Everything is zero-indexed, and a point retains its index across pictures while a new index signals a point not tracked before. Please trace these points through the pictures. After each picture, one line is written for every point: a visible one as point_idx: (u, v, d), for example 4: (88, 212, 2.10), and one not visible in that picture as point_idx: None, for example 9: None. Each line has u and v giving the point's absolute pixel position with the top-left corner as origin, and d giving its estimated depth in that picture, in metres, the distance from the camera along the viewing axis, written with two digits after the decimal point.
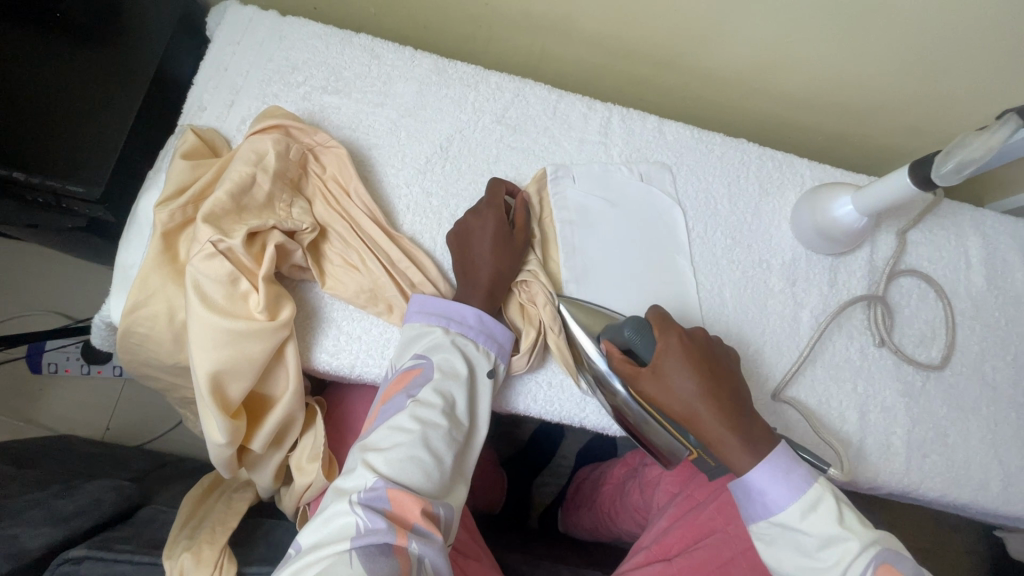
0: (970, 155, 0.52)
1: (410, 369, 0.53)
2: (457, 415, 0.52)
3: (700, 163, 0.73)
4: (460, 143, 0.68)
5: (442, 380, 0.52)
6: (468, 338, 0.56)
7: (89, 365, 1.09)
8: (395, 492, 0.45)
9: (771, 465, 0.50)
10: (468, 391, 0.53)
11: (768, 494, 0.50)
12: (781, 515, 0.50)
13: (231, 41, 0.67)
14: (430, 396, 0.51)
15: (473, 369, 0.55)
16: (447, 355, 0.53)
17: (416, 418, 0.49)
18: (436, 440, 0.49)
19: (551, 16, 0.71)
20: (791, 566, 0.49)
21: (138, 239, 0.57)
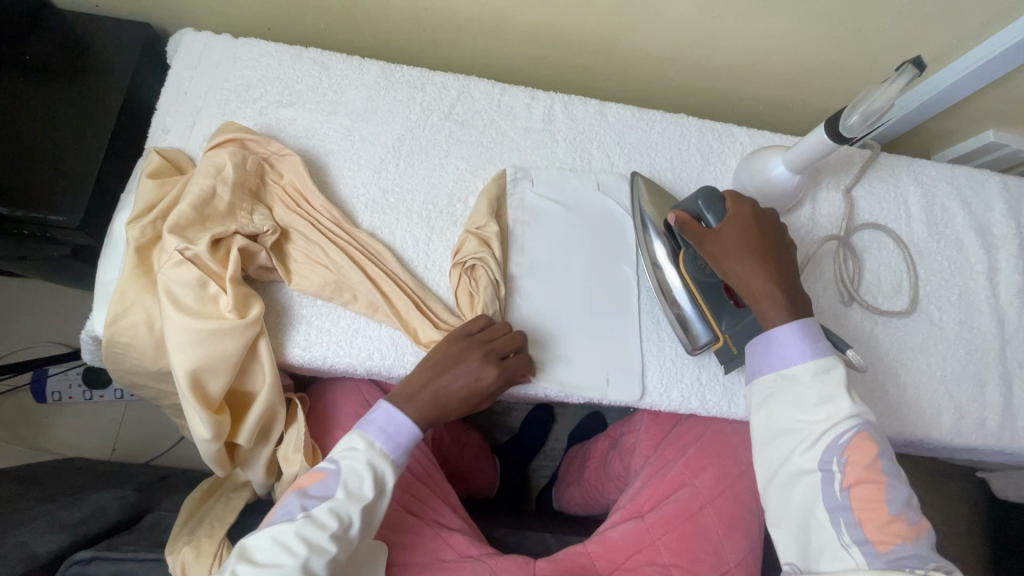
0: (872, 106, 0.58)
1: (317, 473, 0.55)
2: (348, 538, 0.53)
3: (643, 140, 0.77)
4: (411, 141, 0.72)
5: (342, 502, 0.53)
6: (381, 451, 0.56)
7: (91, 390, 1.14)
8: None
9: (799, 333, 0.55)
10: (366, 515, 0.54)
11: (786, 350, 0.55)
12: (792, 368, 0.54)
13: (188, 65, 0.71)
14: (324, 517, 0.52)
15: (381, 490, 0.55)
16: (356, 471, 0.54)
17: (301, 538, 0.51)
18: (316, 564, 0.51)
19: (487, 16, 0.75)
20: (783, 418, 0.54)
21: (115, 256, 0.62)
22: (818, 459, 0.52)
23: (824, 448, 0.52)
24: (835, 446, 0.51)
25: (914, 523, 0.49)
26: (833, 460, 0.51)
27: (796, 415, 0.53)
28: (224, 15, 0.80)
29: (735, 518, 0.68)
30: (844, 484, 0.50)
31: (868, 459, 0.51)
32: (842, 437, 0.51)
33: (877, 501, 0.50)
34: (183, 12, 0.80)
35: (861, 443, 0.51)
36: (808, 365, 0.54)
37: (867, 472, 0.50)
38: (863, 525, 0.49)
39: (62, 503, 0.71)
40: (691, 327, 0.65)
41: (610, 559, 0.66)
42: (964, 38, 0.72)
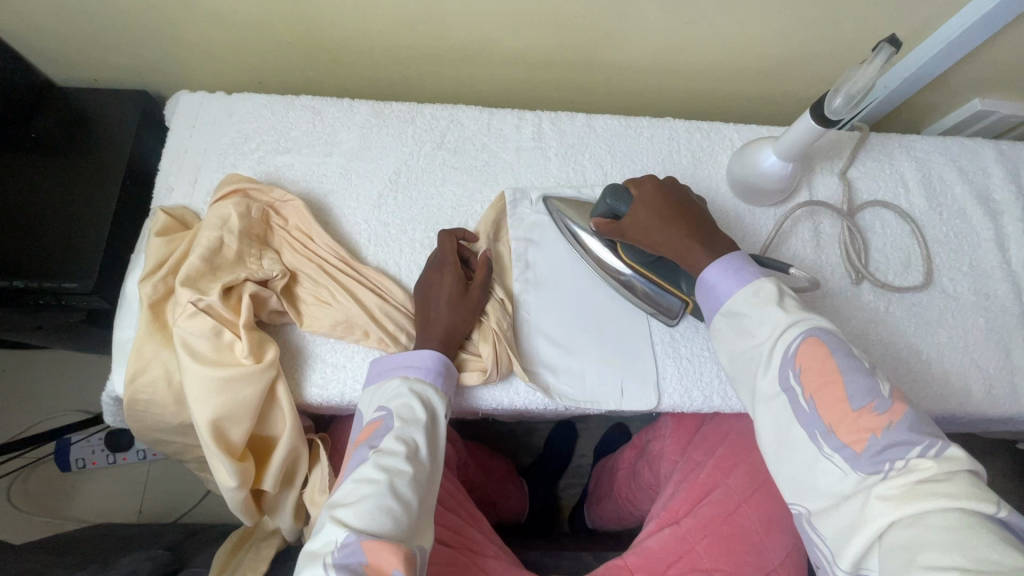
0: (854, 86, 0.58)
1: (373, 422, 0.55)
2: (421, 459, 0.53)
3: (633, 146, 0.78)
4: (407, 173, 0.73)
5: (402, 428, 0.53)
6: (423, 383, 0.57)
7: (115, 454, 1.14)
8: (369, 543, 0.45)
9: (726, 266, 0.54)
10: (429, 435, 0.54)
11: (720, 286, 0.54)
12: (729, 304, 0.53)
13: (187, 124, 0.74)
14: (392, 444, 0.52)
15: (432, 413, 0.56)
16: (405, 403, 0.55)
17: (380, 467, 0.50)
18: (402, 485, 0.50)
19: (469, 45, 0.77)
20: (738, 350, 0.53)
21: (130, 315, 0.63)
22: (777, 377, 0.49)
23: (778, 365, 0.49)
24: (787, 360, 0.49)
25: (884, 409, 0.44)
26: (790, 373, 0.49)
27: (745, 344, 0.52)
28: (217, 74, 0.83)
29: (774, 515, 0.66)
30: (806, 395, 0.47)
31: (820, 360, 0.47)
32: (792, 344, 0.49)
33: (839, 402, 0.46)
34: (178, 75, 0.83)
35: (811, 349, 0.48)
36: (744, 297, 0.53)
37: (823, 376, 0.47)
38: (835, 432, 0.45)
39: (94, 570, 0.71)
40: (660, 300, 0.66)
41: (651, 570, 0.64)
42: (939, 11, 0.74)
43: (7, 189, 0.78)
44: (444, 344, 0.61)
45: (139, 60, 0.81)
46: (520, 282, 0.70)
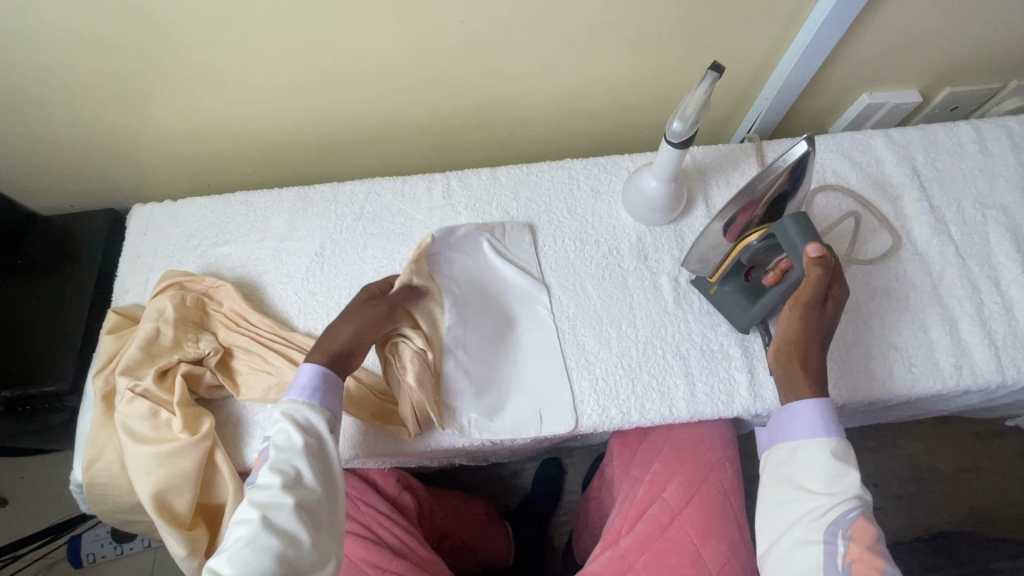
0: (687, 110, 0.63)
1: (260, 456, 0.58)
2: (302, 485, 0.55)
3: (535, 188, 0.84)
4: (331, 245, 0.81)
5: (278, 458, 0.56)
6: (300, 403, 0.60)
7: (121, 545, 1.20)
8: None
9: (822, 409, 0.58)
10: (309, 459, 0.57)
11: (806, 422, 0.59)
12: (801, 441, 0.59)
13: (140, 233, 0.84)
14: (267, 478, 0.55)
15: (315, 433, 0.59)
16: (280, 431, 0.57)
17: (254, 505, 0.53)
18: (278, 517, 0.52)
19: (378, 126, 0.87)
20: (794, 485, 0.57)
21: (88, 408, 0.70)
22: (823, 530, 0.53)
23: (832, 523, 0.53)
24: (841, 522, 0.53)
25: None
26: (838, 533, 0.53)
27: (813, 485, 0.56)
28: (170, 184, 0.95)
29: (709, 522, 0.67)
30: (846, 557, 0.52)
31: (866, 536, 0.52)
32: (848, 514, 0.53)
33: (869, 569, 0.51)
34: (138, 191, 0.96)
35: (864, 523, 0.53)
36: (827, 442, 0.57)
37: (863, 549, 0.52)
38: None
39: None
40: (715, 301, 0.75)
41: None
42: (786, 27, 0.80)
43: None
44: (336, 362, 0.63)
45: (104, 184, 0.93)
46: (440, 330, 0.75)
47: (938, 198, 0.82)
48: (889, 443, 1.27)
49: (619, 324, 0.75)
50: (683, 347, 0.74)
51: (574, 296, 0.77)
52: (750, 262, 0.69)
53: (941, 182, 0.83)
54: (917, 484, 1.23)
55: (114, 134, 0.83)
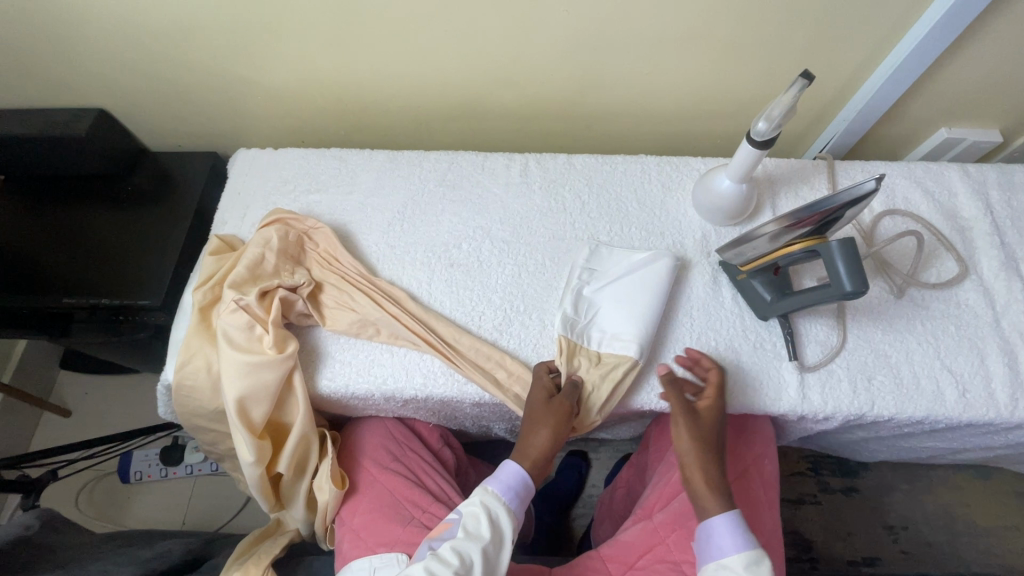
0: (772, 112, 0.66)
1: (444, 522, 0.63)
2: None
3: (609, 178, 0.89)
4: (413, 206, 0.87)
5: (463, 540, 0.60)
6: (497, 498, 0.65)
7: (166, 468, 1.27)
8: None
9: (732, 522, 0.61)
10: (484, 557, 0.60)
11: (715, 538, 0.61)
12: (723, 559, 0.59)
13: (241, 173, 0.92)
14: (448, 554, 0.59)
15: (497, 534, 0.63)
16: (475, 514, 0.63)
17: (428, 572, 0.57)
18: None
19: (469, 102, 0.93)
20: None
21: (184, 318, 0.77)
22: None
23: None
24: None
25: None
26: None
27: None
28: (269, 136, 1.03)
29: (743, 511, 0.70)
30: None
31: None
32: None
33: None
34: (239, 139, 1.05)
35: None
36: (740, 556, 0.59)
37: None
38: None
39: (134, 547, 0.81)
40: (753, 290, 0.76)
41: (622, 559, 0.69)
42: (871, 53, 0.83)
43: (102, 229, 0.98)
44: (537, 475, 0.68)
45: (212, 129, 1.03)
46: (505, 295, 0.80)
47: (1010, 235, 0.82)
48: (925, 490, 1.24)
49: (674, 312, 0.78)
50: (737, 341, 0.76)
51: None
52: (786, 265, 0.70)
53: (1014, 220, 0.83)
54: (947, 534, 1.21)
55: (232, 85, 0.92)
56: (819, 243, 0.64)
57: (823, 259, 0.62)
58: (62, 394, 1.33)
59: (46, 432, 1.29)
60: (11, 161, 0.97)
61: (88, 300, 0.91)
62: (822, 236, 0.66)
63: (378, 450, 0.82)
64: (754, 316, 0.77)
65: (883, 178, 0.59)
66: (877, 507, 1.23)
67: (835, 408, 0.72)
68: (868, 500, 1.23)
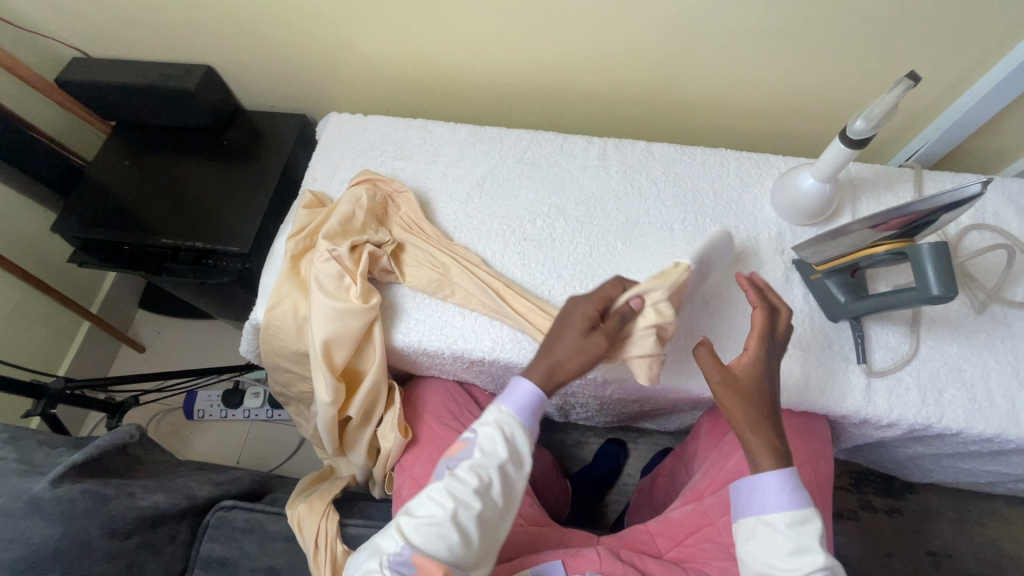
0: (873, 110, 0.66)
1: (458, 440, 0.60)
2: (490, 495, 0.57)
3: (686, 169, 0.89)
4: (492, 180, 0.91)
5: (480, 461, 0.57)
6: (513, 419, 0.59)
7: (226, 409, 1.35)
8: (418, 559, 0.54)
9: (781, 480, 0.57)
10: (503, 474, 0.58)
11: (762, 495, 0.57)
12: (767, 514, 0.57)
13: (332, 135, 0.97)
14: (466, 474, 0.57)
15: (514, 453, 0.59)
16: (491, 436, 0.58)
17: (450, 494, 0.56)
18: (466, 518, 0.56)
19: (553, 83, 0.95)
20: (770, 558, 0.55)
21: (275, 265, 0.84)
22: None
23: None
24: None
25: None
26: None
27: (775, 564, 0.55)
28: (356, 102, 1.08)
29: None
30: None
31: None
32: None
33: None
34: (329, 104, 1.10)
35: None
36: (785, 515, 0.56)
37: None
38: None
39: (209, 471, 0.88)
40: (826, 292, 0.76)
41: (670, 536, 0.70)
42: (976, 63, 0.81)
43: (200, 179, 1.05)
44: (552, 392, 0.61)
45: (304, 92, 1.08)
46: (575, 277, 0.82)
47: None
48: (973, 520, 1.21)
49: (743, 306, 0.79)
50: (804, 339, 0.76)
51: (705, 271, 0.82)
52: (865, 267, 0.70)
53: None
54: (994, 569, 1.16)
55: (331, 50, 0.97)
56: (907, 246, 0.63)
57: (909, 260, 0.61)
58: (138, 331, 1.43)
59: (124, 363, 1.40)
60: (124, 109, 1.06)
61: (184, 243, 0.99)
62: (910, 239, 0.65)
63: (439, 408, 0.85)
64: (824, 317, 0.77)
65: (989, 183, 0.57)
66: (920, 531, 1.20)
67: (900, 416, 0.72)
68: (911, 523, 1.21)
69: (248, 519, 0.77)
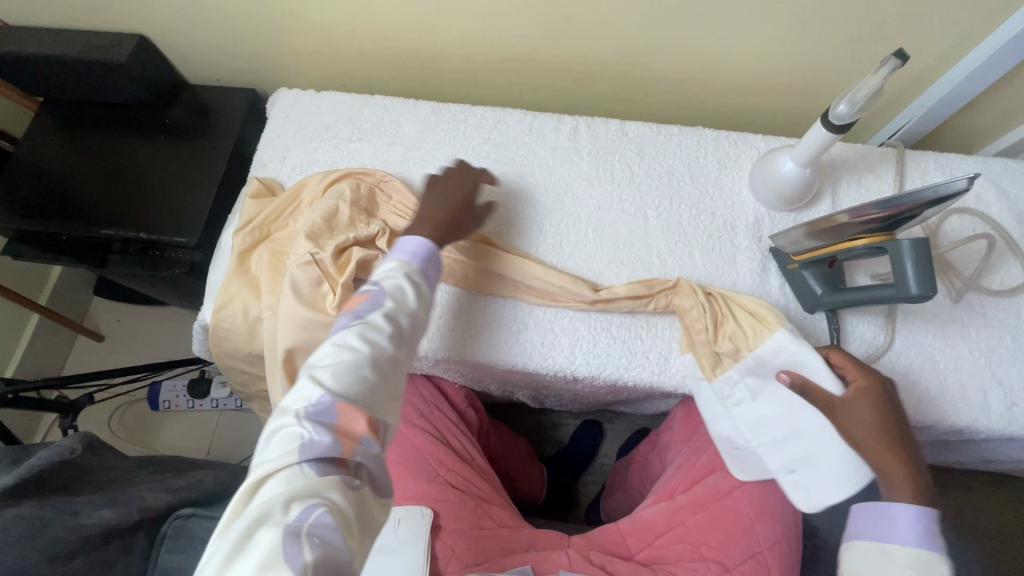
0: (857, 94, 0.61)
1: (361, 294, 0.60)
2: (401, 340, 0.57)
3: (662, 149, 0.84)
4: (456, 163, 0.85)
5: (392, 308, 0.58)
6: (415, 270, 0.62)
7: (192, 399, 1.31)
8: (343, 406, 0.49)
9: (922, 517, 0.56)
10: (409, 321, 0.59)
11: (896, 523, 0.56)
12: (892, 545, 0.56)
13: (281, 115, 0.89)
14: (379, 321, 0.56)
15: (419, 299, 0.61)
16: (396, 283, 0.60)
17: (363, 339, 0.54)
18: (382, 361, 0.55)
19: (521, 54, 0.88)
20: None
21: (224, 260, 0.78)
22: None
23: None
24: None
25: None
26: None
27: None
28: (310, 75, 0.99)
29: (767, 501, 0.69)
30: None
31: None
32: None
33: None
34: (280, 77, 1.01)
35: None
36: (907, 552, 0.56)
37: None
38: None
39: (167, 475, 0.84)
40: (805, 283, 0.72)
41: (640, 537, 0.71)
42: (966, 35, 0.76)
43: (141, 160, 0.97)
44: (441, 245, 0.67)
45: (251, 63, 0.99)
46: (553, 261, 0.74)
47: None
48: None
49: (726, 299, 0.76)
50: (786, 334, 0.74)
51: (681, 261, 0.78)
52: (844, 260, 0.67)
53: None
54: None
55: (276, 18, 0.87)
56: (886, 240, 0.60)
57: (888, 256, 0.58)
58: (94, 321, 1.36)
59: (80, 355, 1.33)
60: (50, 84, 0.96)
61: (125, 232, 0.91)
62: (891, 233, 0.61)
63: (408, 408, 0.83)
64: (802, 309, 0.74)
65: (977, 179, 0.53)
66: None
67: None
68: None
69: (208, 528, 0.74)
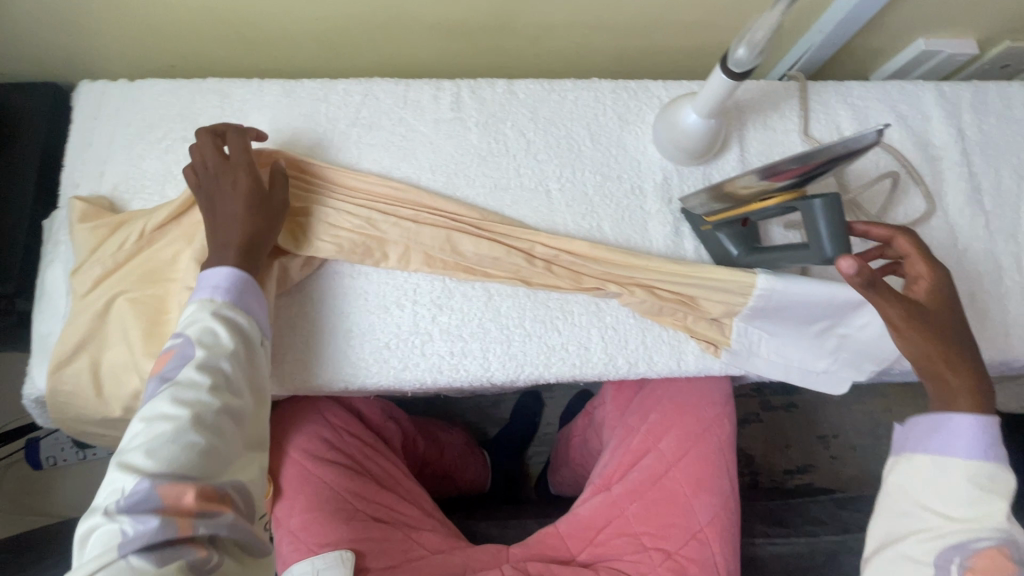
0: (754, 36, 0.54)
1: (168, 351, 0.53)
2: (228, 387, 0.52)
3: (557, 110, 0.75)
4: (322, 153, 0.71)
5: (204, 357, 0.52)
6: (214, 309, 0.55)
7: (83, 449, 1.15)
8: (164, 489, 0.45)
9: (980, 427, 0.53)
10: (235, 365, 0.54)
11: (951, 440, 0.54)
12: (946, 457, 0.54)
13: (89, 116, 0.71)
14: (191, 375, 0.51)
15: (240, 338, 0.55)
16: (202, 330, 0.53)
17: (178, 401, 0.49)
18: (207, 417, 0.50)
19: (380, 13, 0.73)
20: (917, 499, 0.54)
21: (49, 312, 0.63)
22: (936, 555, 0.52)
23: (952, 548, 0.51)
24: (962, 549, 0.51)
25: None
26: (955, 560, 0.51)
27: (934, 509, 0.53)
28: (124, 60, 0.80)
29: (701, 476, 0.68)
30: None
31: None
32: (980, 545, 0.50)
33: None
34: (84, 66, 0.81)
35: (995, 554, 0.50)
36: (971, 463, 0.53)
37: None
38: None
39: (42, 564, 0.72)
40: (719, 243, 0.68)
41: (580, 536, 0.67)
42: None
43: None
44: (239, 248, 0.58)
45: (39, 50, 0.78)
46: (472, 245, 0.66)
47: (978, 163, 0.77)
48: (855, 399, 1.32)
49: None
50: None
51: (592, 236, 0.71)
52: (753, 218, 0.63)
53: (983, 146, 0.78)
54: (873, 438, 1.30)
55: None
56: (796, 200, 0.56)
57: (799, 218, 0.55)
58: None
59: None
60: None
61: None
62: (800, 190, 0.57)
63: (310, 440, 0.72)
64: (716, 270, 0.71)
65: (885, 130, 0.49)
66: (813, 420, 1.30)
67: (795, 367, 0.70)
68: (805, 415, 1.30)
69: None
